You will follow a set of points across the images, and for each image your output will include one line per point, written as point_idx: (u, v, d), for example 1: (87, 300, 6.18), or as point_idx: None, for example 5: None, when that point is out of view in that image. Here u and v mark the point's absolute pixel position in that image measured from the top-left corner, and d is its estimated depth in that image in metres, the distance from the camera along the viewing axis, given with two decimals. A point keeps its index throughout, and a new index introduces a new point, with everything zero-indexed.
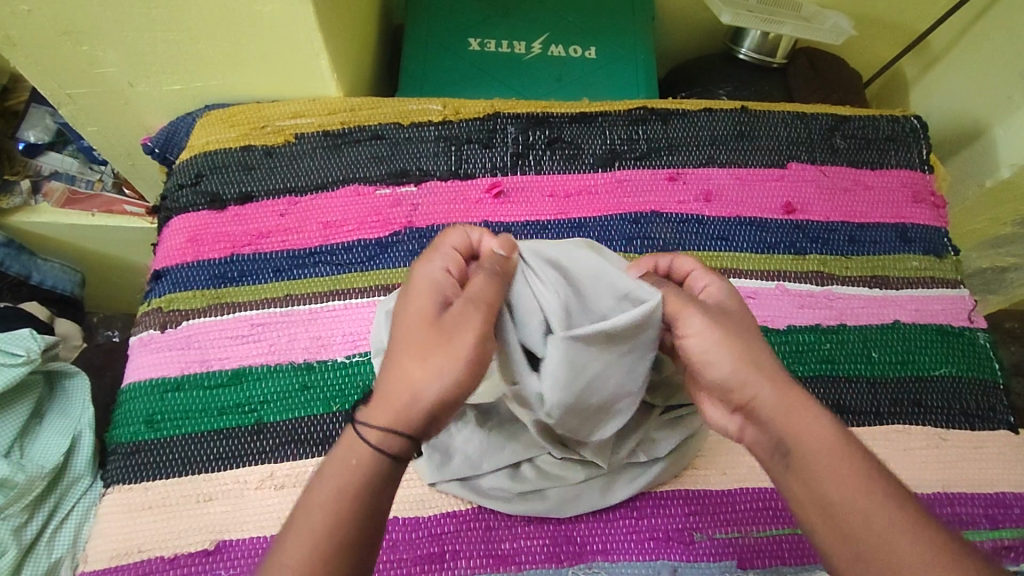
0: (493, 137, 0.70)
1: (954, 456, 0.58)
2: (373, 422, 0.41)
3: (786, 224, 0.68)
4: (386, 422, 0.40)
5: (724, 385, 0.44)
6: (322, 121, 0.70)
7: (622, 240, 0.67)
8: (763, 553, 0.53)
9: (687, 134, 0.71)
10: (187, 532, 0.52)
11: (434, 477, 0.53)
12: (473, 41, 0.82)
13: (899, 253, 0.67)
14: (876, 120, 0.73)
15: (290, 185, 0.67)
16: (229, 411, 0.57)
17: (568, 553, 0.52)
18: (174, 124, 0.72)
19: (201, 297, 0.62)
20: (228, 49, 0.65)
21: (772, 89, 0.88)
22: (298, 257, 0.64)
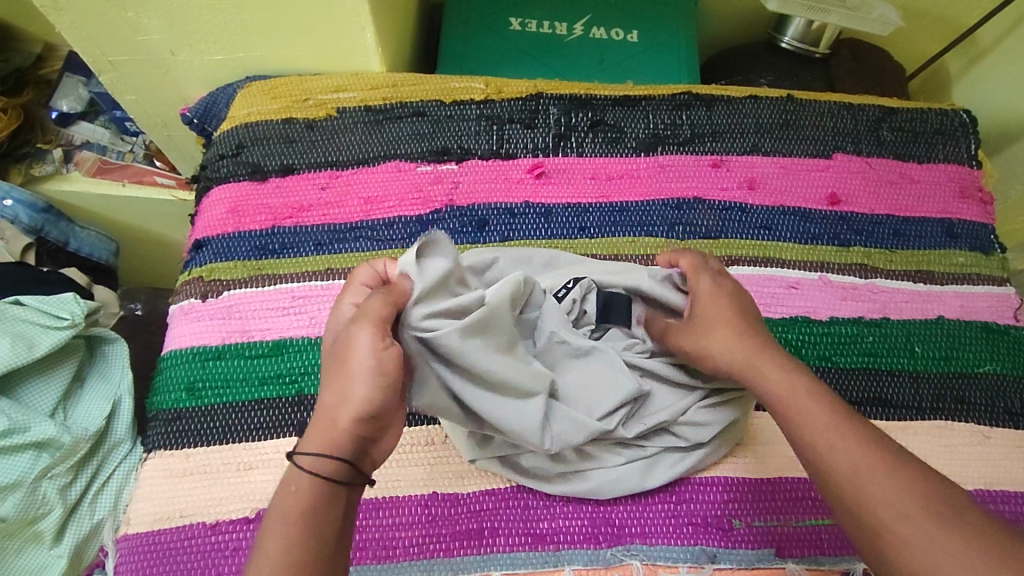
0: (536, 117, 0.69)
1: (997, 454, 0.58)
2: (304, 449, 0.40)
3: (831, 215, 0.67)
4: (317, 447, 0.40)
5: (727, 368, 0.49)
6: (364, 96, 0.70)
7: (664, 225, 0.66)
8: (801, 542, 0.53)
9: (731, 121, 0.70)
10: (228, 499, 0.53)
11: (474, 454, 0.53)
12: (513, 21, 0.81)
13: (946, 249, 0.66)
14: (925, 112, 0.72)
15: (331, 159, 0.67)
16: (270, 381, 0.57)
17: (606, 535, 0.52)
18: (215, 95, 0.72)
19: (242, 267, 0.62)
20: (273, 20, 0.64)
21: (814, 79, 0.86)
22: (339, 231, 0.64)
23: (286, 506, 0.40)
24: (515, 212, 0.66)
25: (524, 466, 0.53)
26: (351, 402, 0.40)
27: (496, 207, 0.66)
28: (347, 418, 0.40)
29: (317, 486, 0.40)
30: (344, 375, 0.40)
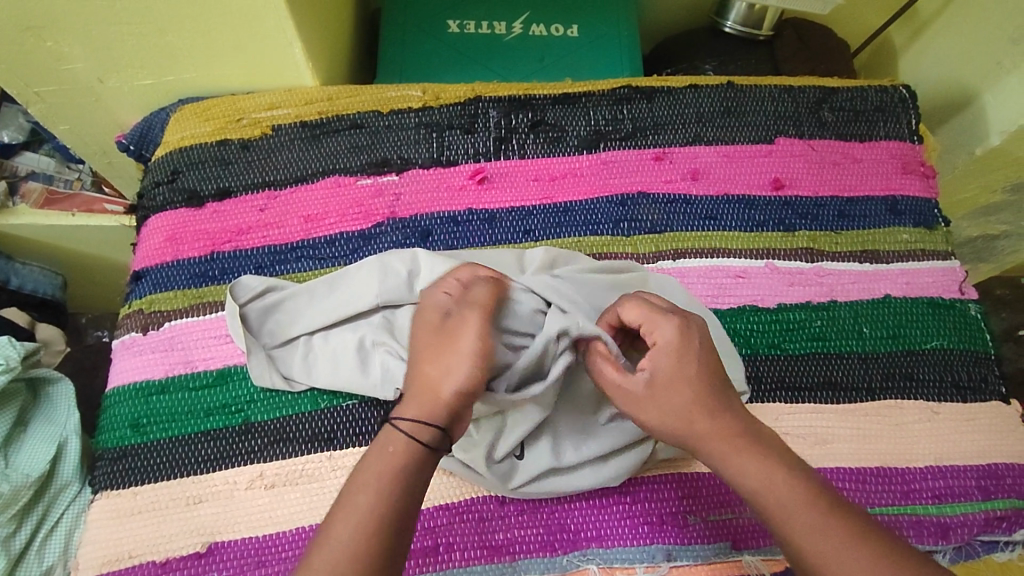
0: (475, 121, 0.68)
1: (946, 428, 0.58)
2: (403, 414, 0.45)
3: (775, 200, 0.67)
4: (412, 413, 0.45)
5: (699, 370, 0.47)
6: (298, 112, 0.68)
7: (609, 223, 0.65)
8: (756, 533, 0.53)
9: (673, 113, 0.70)
10: (179, 535, 0.52)
11: None
12: (452, 23, 0.80)
13: (889, 227, 0.66)
14: (865, 90, 0.72)
15: (269, 178, 0.66)
16: (216, 412, 0.56)
17: (562, 541, 0.52)
18: (148, 120, 0.71)
19: (183, 296, 0.61)
20: (198, 41, 0.63)
21: (758, 62, 0.86)
22: (280, 253, 0.63)
23: (376, 469, 0.43)
24: (458, 220, 0.65)
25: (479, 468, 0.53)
26: (456, 376, 0.45)
27: (439, 216, 0.65)
28: (451, 391, 0.45)
29: (409, 449, 0.44)
30: (448, 350, 0.46)
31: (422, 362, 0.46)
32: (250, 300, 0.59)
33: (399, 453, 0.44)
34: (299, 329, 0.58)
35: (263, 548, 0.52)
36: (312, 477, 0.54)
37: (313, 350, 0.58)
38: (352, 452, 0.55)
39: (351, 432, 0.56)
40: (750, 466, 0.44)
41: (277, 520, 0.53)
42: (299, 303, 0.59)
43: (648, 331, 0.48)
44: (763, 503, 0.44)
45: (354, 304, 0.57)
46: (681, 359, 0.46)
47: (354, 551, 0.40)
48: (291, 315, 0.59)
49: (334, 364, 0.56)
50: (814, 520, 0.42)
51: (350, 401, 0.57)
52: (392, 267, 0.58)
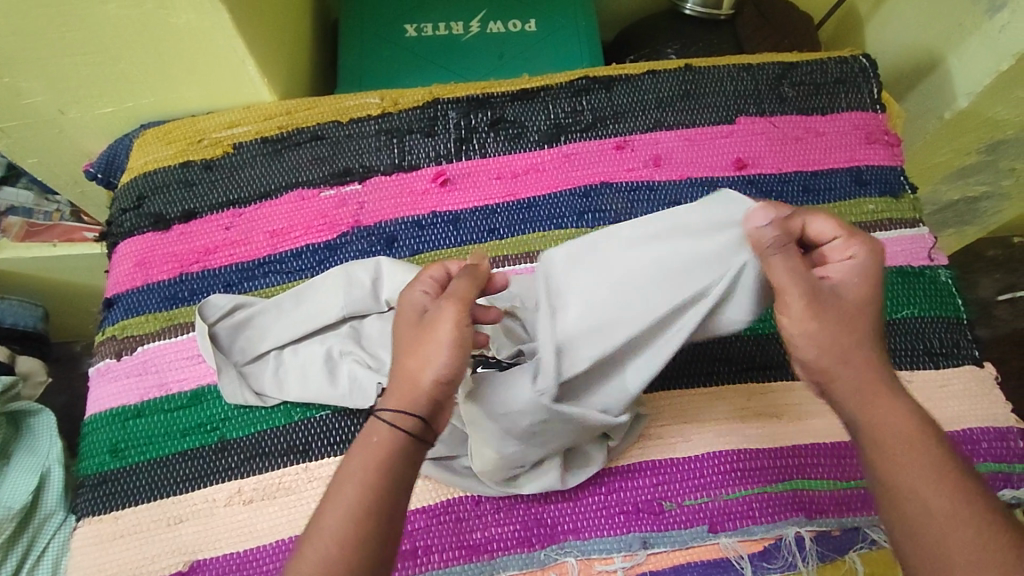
0: (435, 124, 0.69)
1: (921, 397, 0.58)
2: (383, 404, 0.44)
3: (738, 180, 0.66)
4: (392, 404, 0.44)
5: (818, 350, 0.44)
6: (258, 128, 0.69)
7: (573, 215, 0.65)
8: (732, 515, 0.53)
9: (633, 100, 0.70)
10: (161, 555, 0.53)
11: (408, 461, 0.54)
12: (409, 27, 0.80)
13: (855, 198, 0.66)
14: (825, 62, 0.71)
15: (233, 197, 0.66)
16: (192, 432, 0.57)
17: (539, 536, 0.53)
18: (113, 147, 0.71)
19: (154, 320, 0.62)
20: (151, 66, 0.63)
21: (721, 42, 0.86)
22: (248, 269, 0.64)
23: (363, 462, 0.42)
24: (423, 224, 0.65)
25: (457, 471, 0.53)
26: (434, 364, 0.43)
27: (403, 222, 0.65)
28: (429, 379, 0.43)
29: (395, 440, 0.43)
30: (425, 342, 0.44)
31: (403, 356, 0.45)
32: (219, 317, 0.59)
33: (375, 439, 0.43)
34: (267, 345, 0.59)
35: (244, 563, 0.53)
36: (289, 489, 0.55)
37: (283, 366, 0.59)
38: (328, 462, 0.56)
39: (327, 442, 0.57)
40: (888, 418, 0.42)
41: (256, 534, 0.54)
42: (267, 318, 0.59)
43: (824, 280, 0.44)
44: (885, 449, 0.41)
45: (321, 318, 0.58)
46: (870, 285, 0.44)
47: (347, 543, 0.40)
48: (258, 333, 0.59)
49: (304, 380, 0.57)
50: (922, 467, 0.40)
51: (322, 412, 0.57)
52: (356, 278, 0.58)
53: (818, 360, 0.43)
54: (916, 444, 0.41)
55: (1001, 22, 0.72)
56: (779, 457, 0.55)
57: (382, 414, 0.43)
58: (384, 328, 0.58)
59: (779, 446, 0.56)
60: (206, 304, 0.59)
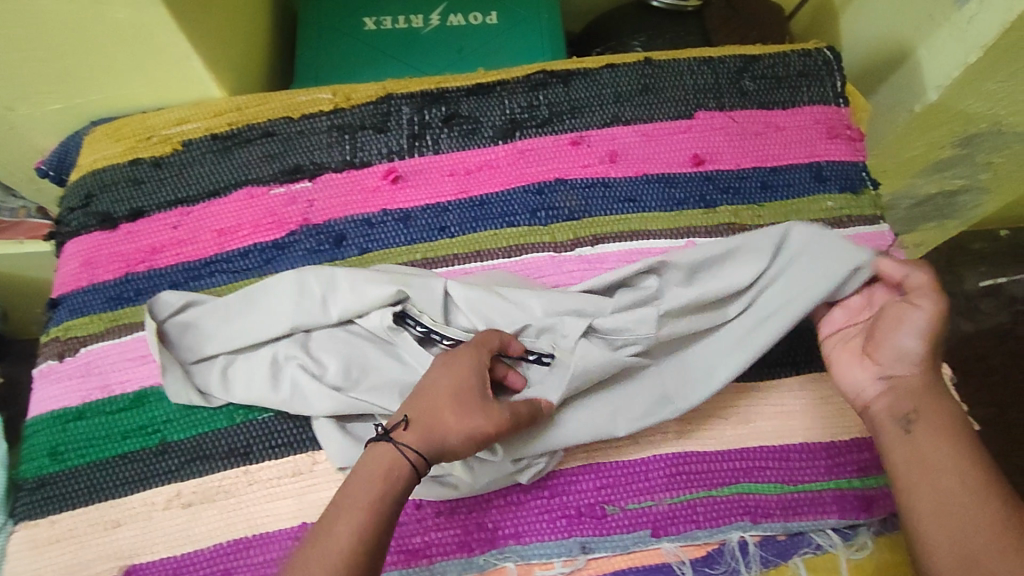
0: (388, 120, 0.67)
1: None
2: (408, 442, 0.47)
3: (695, 176, 0.65)
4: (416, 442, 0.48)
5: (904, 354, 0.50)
6: (208, 124, 0.67)
7: (526, 213, 0.64)
8: (676, 520, 0.53)
9: (590, 95, 0.68)
10: (97, 559, 0.53)
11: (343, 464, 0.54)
12: (368, 20, 0.78)
13: (814, 195, 0.64)
14: (787, 55, 0.69)
15: (181, 195, 0.65)
16: (133, 434, 0.56)
17: (479, 540, 0.52)
18: (64, 144, 0.70)
19: (98, 321, 0.61)
20: (93, 62, 0.62)
21: (688, 33, 0.84)
22: (194, 269, 0.63)
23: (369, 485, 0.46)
24: (373, 222, 0.64)
25: None
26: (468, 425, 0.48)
27: (352, 220, 0.64)
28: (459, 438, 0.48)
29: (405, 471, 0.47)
30: (469, 403, 0.48)
31: (444, 410, 0.48)
32: (169, 318, 0.58)
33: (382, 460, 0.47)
34: (214, 348, 0.58)
35: (181, 566, 0.53)
36: (229, 493, 0.55)
37: (229, 368, 0.58)
38: (269, 465, 0.55)
39: (269, 445, 0.56)
40: (934, 415, 0.49)
41: (195, 538, 0.54)
42: (215, 320, 0.58)
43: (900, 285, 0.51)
44: (921, 455, 0.48)
45: (271, 324, 0.57)
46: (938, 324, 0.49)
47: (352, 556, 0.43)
48: (203, 335, 0.58)
49: (251, 384, 0.56)
50: (950, 467, 0.46)
51: (265, 415, 0.57)
52: (308, 287, 0.57)
53: (925, 350, 0.50)
54: (953, 449, 0.47)
55: (969, 13, 0.70)
56: (726, 460, 0.55)
57: (403, 450, 0.47)
58: (336, 337, 0.57)
59: (727, 449, 0.55)
60: (153, 302, 0.58)
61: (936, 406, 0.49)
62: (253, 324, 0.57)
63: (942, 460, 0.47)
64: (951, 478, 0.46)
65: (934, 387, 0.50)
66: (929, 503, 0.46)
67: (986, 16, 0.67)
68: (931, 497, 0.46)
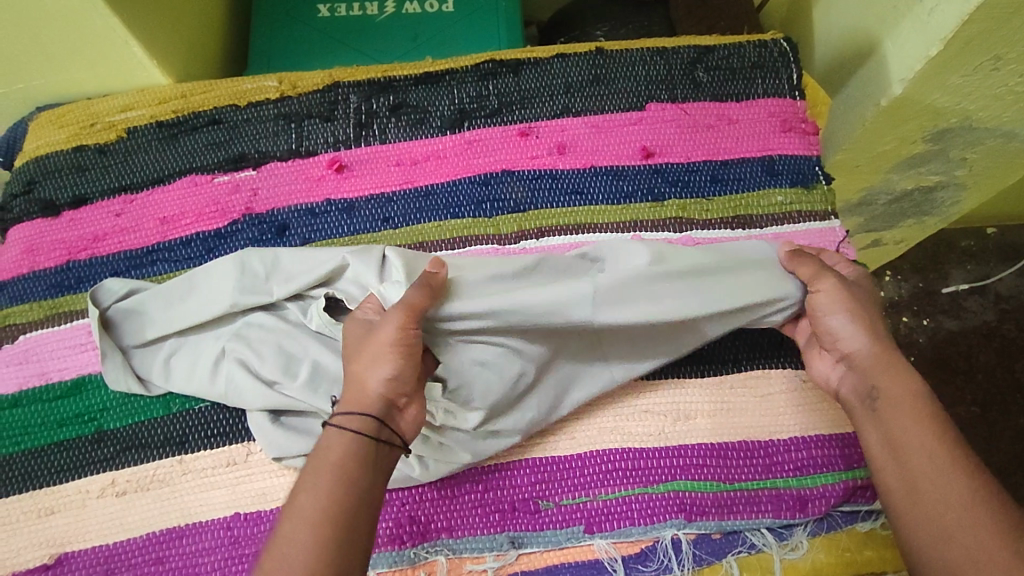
0: (335, 108, 0.66)
1: (815, 397, 0.56)
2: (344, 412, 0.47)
3: (644, 169, 0.64)
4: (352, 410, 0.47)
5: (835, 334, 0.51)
6: (153, 112, 0.67)
7: (472, 204, 0.63)
8: (610, 516, 0.52)
9: (541, 85, 0.67)
10: (28, 548, 0.53)
11: (278, 451, 0.53)
12: (322, 7, 0.77)
13: (765, 189, 0.63)
14: (742, 46, 0.68)
15: (125, 183, 0.65)
16: (69, 422, 0.56)
17: (410, 534, 0.52)
18: (11, 131, 0.70)
19: (38, 308, 0.60)
20: (30, 47, 0.61)
21: (651, 24, 0.83)
22: (136, 258, 0.62)
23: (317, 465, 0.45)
24: (316, 212, 0.63)
25: None
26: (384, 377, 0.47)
27: (296, 210, 0.63)
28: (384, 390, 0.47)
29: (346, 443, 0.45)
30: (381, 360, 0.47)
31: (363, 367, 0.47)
32: (115, 304, 0.58)
33: (334, 450, 0.45)
34: (155, 335, 0.57)
35: (112, 555, 0.52)
36: (163, 482, 0.54)
37: (173, 355, 0.57)
38: (204, 455, 0.55)
39: (203, 435, 0.55)
40: (899, 389, 0.48)
41: (127, 527, 0.53)
42: (158, 307, 0.57)
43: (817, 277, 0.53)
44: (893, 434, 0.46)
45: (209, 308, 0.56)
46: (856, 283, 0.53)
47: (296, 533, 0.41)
48: (145, 322, 0.57)
49: (191, 372, 0.55)
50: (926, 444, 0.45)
51: (200, 405, 0.56)
52: (250, 268, 0.56)
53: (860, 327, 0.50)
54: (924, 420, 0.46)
55: (929, 5, 0.68)
56: (666, 456, 0.54)
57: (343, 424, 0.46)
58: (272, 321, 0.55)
59: (665, 446, 0.54)
60: (98, 288, 0.59)
61: (896, 374, 0.48)
62: (192, 309, 0.56)
63: (913, 436, 0.45)
64: (922, 452, 0.45)
65: (893, 357, 0.49)
66: (907, 487, 0.44)
67: (945, 8, 0.66)
68: (906, 478, 0.45)
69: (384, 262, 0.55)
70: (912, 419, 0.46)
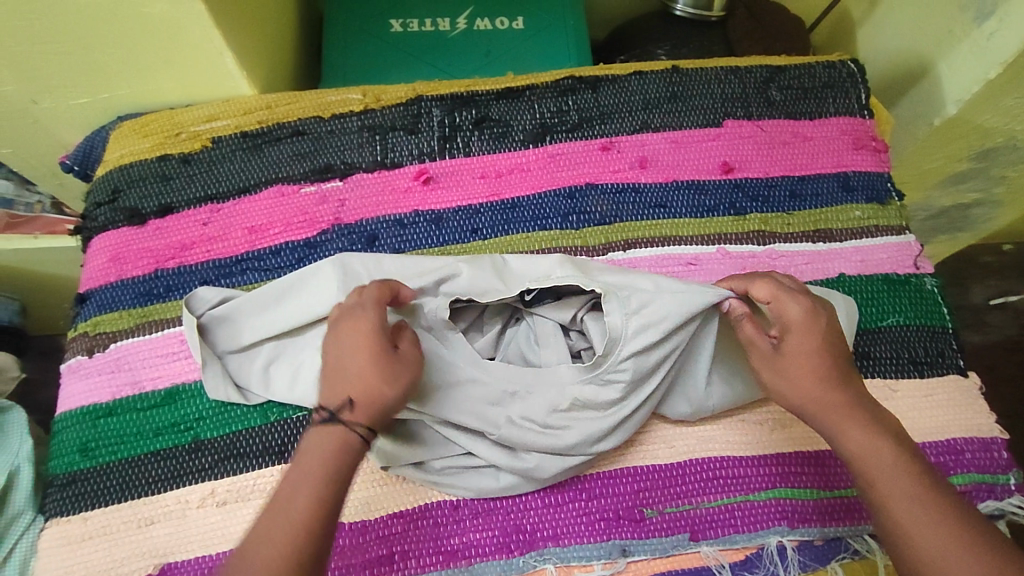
0: (418, 121, 0.67)
1: (904, 406, 0.58)
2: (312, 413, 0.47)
3: (724, 184, 0.66)
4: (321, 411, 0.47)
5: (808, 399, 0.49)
6: (238, 122, 0.67)
7: (558, 217, 0.65)
8: (714, 523, 0.53)
9: (619, 101, 0.69)
10: (130, 558, 0.52)
11: (384, 463, 0.53)
12: (395, 22, 0.79)
13: (842, 204, 0.65)
14: (813, 66, 0.70)
15: (211, 192, 0.65)
16: (166, 432, 0.56)
17: (518, 542, 0.53)
18: (90, 139, 0.70)
19: (128, 317, 0.60)
20: (124, 56, 0.61)
21: (710, 43, 0.85)
22: (225, 267, 0.62)
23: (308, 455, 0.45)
24: (405, 223, 0.64)
25: (433, 472, 0.54)
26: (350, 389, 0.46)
27: (385, 220, 0.64)
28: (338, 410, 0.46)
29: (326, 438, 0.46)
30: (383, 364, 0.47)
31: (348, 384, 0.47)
32: (206, 309, 0.58)
33: (330, 439, 0.46)
34: (249, 341, 0.57)
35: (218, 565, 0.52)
36: (264, 492, 0.54)
37: (268, 360, 0.57)
38: None
39: None
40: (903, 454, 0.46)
41: (230, 537, 0.53)
42: (250, 314, 0.57)
43: (777, 308, 0.51)
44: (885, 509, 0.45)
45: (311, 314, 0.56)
46: (812, 330, 0.50)
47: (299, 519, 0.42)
48: (236, 330, 0.57)
49: (291, 379, 0.56)
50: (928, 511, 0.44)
51: (299, 413, 0.56)
52: (351, 270, 0.56)
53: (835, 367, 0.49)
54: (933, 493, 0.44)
55: (988, 30, 0.71)
56: (763, 466, 0.55)
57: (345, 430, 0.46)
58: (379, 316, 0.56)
59: (762, 455, 0.55)
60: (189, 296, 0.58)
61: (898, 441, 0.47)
62: (289, 315, 0.56)
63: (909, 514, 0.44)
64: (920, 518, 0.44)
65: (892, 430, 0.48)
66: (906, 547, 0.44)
67: (1006, 33, 0.69)
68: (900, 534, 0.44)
69: (501, 266, 0.56)
70: (887, 463, 0.46)
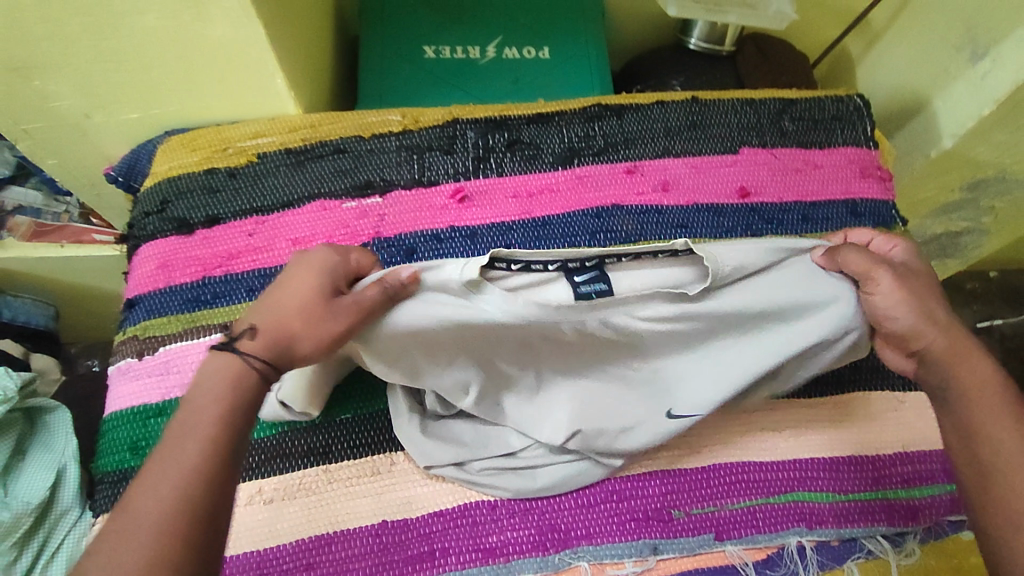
0: (454, 142, 0.71)
1: (911, 417, 0.62)
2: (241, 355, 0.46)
3: (741, 207, 0.70)
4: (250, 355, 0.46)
5: (903, 334, 0.51)
6: (283, 139, 0.71)
7: (586, 234, 0.68)
8: (737, 524, 0.56)
9: (642, 128, 0.73)
10: None
11: (429, 461, 0.56)
12: (428, 49, 0.83)
13: (851, 228, 0.70)
14: (822, 100, 0.76)
15: (256, 204, 0.68)
16: None
17: (553, 540, 0.55)
18: (136, 152, 0.72)
19: (176, 322, 0.63)
20: (181, 75, 0.65)
21: (722, 76, 0.91)
22: (270, 275, 0.65)
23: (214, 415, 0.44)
24: (442, 237, 0.68)
25: (474, 472, 0.56)
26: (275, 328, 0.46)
27: (423, 235, 0.68)
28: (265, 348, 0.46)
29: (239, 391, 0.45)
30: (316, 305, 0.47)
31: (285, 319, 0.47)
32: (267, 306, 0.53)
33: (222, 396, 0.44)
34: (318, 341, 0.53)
35: (265, 561, 0.54)
36: (309, 490, 0.57)
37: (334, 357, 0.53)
38: (348, 465, 0.58)
39: (345, 446, 0.58)
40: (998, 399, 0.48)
41: (276, 534, 0.55)
42: None
43: (867, 275, 0.51)
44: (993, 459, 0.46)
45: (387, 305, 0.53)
46: (907, 289, 0.51)
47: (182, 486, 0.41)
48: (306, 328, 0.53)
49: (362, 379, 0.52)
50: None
51: (343, 415, 0.59)
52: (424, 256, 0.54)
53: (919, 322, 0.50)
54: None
55: (982, 70, 0.77)
56: (781, 470, 0.58)
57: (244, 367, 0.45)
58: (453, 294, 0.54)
59: (781, 460, 0.59)
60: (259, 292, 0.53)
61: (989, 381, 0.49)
62: None
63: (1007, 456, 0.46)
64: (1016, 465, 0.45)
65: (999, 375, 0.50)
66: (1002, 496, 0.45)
67: (998, 73, 0.75)
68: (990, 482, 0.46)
69: None
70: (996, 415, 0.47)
